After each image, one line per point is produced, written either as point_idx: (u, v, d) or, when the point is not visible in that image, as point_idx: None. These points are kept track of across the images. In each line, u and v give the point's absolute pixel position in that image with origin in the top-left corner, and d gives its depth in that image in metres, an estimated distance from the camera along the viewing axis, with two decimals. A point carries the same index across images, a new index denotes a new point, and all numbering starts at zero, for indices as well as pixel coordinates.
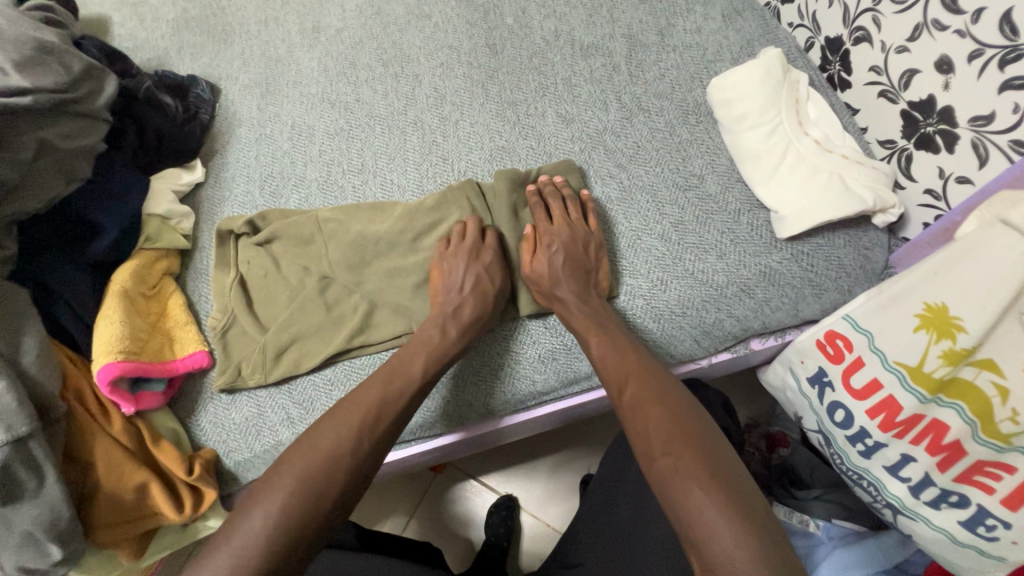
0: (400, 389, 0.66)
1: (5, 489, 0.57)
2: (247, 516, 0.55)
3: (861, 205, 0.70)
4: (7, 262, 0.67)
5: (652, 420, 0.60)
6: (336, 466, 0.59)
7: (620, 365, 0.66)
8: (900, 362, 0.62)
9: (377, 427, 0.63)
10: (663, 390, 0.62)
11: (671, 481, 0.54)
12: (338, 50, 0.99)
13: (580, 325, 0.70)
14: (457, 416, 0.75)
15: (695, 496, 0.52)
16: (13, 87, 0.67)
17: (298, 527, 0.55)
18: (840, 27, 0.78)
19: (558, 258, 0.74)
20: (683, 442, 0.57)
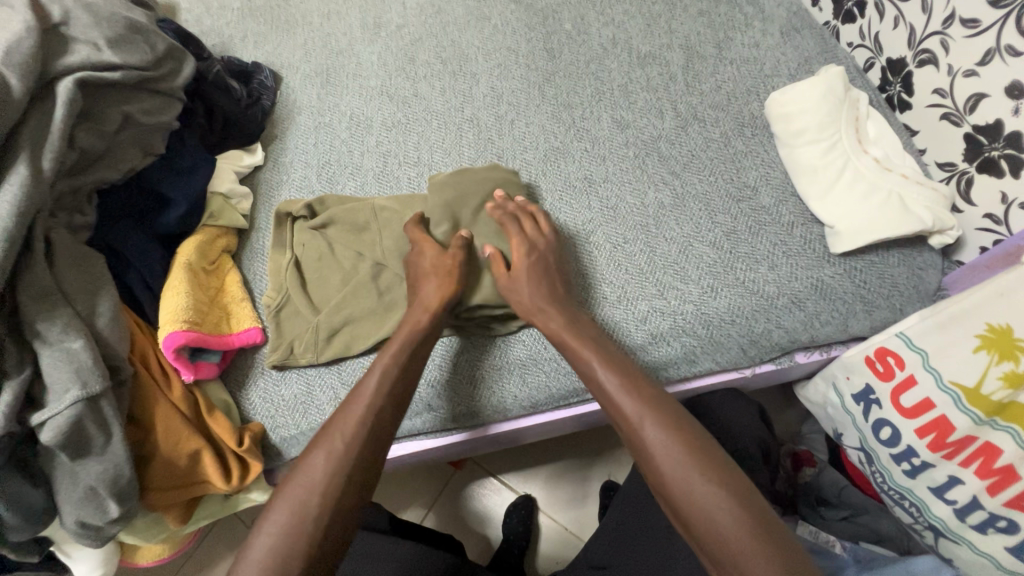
0: (361, 390, 0.65)
1: (76, 443, 0.59)
2: (246, 554, 0.56)
3: (920, 225, 0.70)
4: (86, 228, 0.70)
5: (695, 459, 0.58)
6: (324, 469, 0.60)
7: (637, 400, 0.62)
8: (956, 383, 0.63)
9: (362, 419, 0.63)
10: (681, 420, 0.61)
11: (712, 518, 0.55)
12: (398, 45, 1.01)
13: (581, 351, 0.67)
14: (461, 401, 0.76)
15: (706, 505, 0.55)
16: (106, 63, 0.70)
17: (296, 553, 0.55)
18: (904, 49, 0.79)
19: (535, 271, 0.73)
20: (719, 476, 0.57)
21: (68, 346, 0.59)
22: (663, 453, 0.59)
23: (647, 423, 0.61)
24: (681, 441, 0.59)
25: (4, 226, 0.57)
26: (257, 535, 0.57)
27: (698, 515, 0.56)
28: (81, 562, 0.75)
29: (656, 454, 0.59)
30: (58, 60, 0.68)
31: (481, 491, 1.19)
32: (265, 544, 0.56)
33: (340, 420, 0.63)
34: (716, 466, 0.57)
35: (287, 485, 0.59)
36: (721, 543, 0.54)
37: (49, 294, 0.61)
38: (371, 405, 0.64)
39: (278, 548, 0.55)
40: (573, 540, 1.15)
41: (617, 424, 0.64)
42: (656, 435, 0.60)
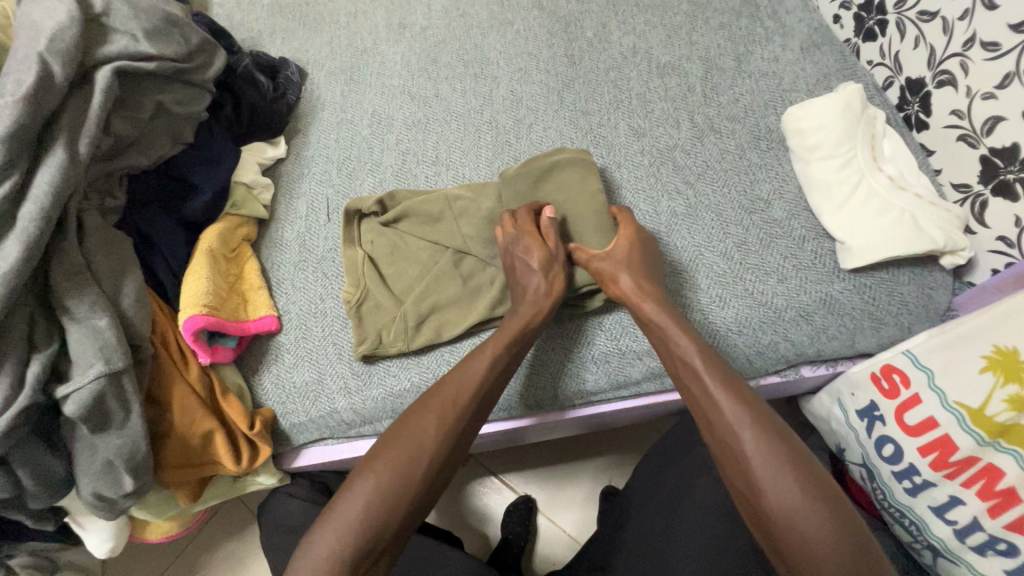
0: (473, 368, 0.67)
1: (97, 418, 0.62)
2: (344, 500, 0.59)
3: (931, 244, 0.71)
4: (115, 210, 0.73)
5: (792, 470, 0.55)
6: (423, 443, 0.61)
7: (732, 397, 0.60)
8: (961, 404, 0.64)
9: (461, 397, 0.65)
10: (776, 423, 0.59)
11: (800, 523, 0.53)
12: (422, 47, 1.03)
13: (678, 342, 0.66)
14: (551, 379, 0.77)
15: (802, 516, 0.53)
16: (142, 53, 0.73)
17: (392, 514, 0.58)
18: (923, 69, 0.79)
19: (637, 251, 0.75)
20: (818, 492, 0.54)
21: (93, 324, 0.62)
22: (755, 457, 0.56)
23: (743, 422, 0.58)
24: (775, 444, 0.57)
25: (41, 206, 0.60)
26: (354, 487, 0.59)
27: (786, 520, 0.54)
28: (93, 533, 0.77)
29: (747, 453, 0.57)
30: (98, 49, 0.70)
31: (482, 490, 1.20)
32: (367, 499, 0.58)
33: (449, 396, 0.65)
34: (810, 473, 0.55)
35: (392, 448, 0.61)
36: (806, 548, 0.52)
37: (78, 273, 0.63)
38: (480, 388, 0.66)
39: (381, 505, 0.58)
40: (571, 542, 1.15)
41: (705, 421, 0.62)
42: (751, 436, 0.58)
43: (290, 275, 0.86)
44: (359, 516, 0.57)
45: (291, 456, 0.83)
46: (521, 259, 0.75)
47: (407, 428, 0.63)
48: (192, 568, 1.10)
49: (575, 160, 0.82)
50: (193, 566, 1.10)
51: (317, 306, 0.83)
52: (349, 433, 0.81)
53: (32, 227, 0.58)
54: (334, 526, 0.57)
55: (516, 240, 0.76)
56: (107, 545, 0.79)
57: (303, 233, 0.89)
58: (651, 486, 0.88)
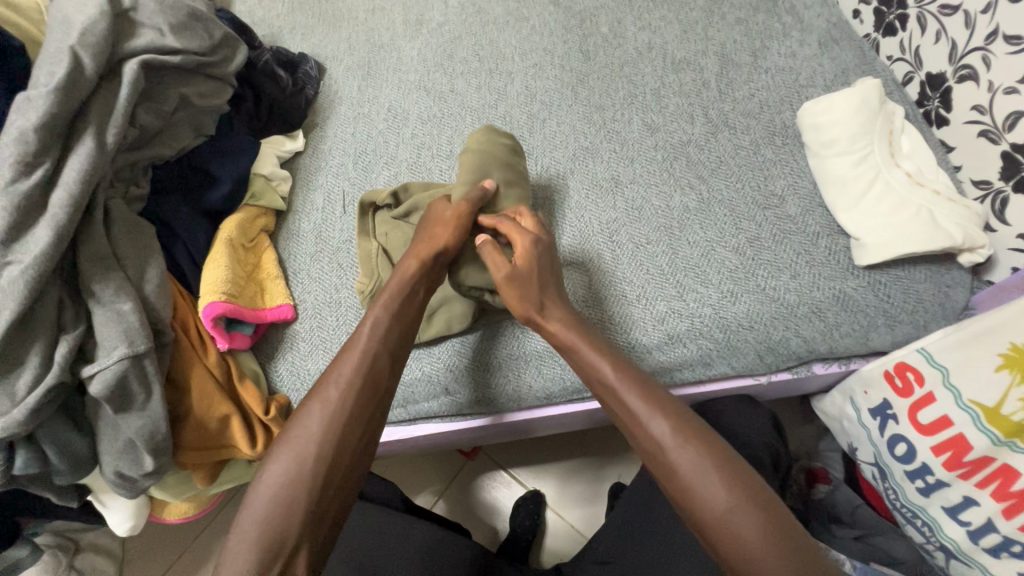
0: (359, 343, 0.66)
1: (120, 398, 0.64)
2: (248, 508, 0.57)
3: (949, 241, 0.70)
4: (140, 199, 0.75)
5: (710, 459, 0.57)
6: (313, 432, 0.60)
7: (651, 406, 0.61)
8: (976, 402, 0.63)
9: (348, 385, 0.63)
10: (698, 426, 0.59)
11: (731, 525, 0.54)
12: (438, 42, 1.05)
13: (590, 357, 0.65)
14: (479, 384, 0.79)
15: (725, 505, 0.54)
16: (168, 47, 0.75)
17: (296, 505, 0.56)
18: (944, 65, 0.78)
19: (537, 263, 0.71)
20: (733, 477, 0.56)
21: (118, 308, 0.64)
22: (674, 454, 0.58)
23: (663, 431, 0.59)
24: (698, 447, 0.57)
25: (71, 193, 0.62)
26: (252, 502, 0.57)
27: (722, 525, 0.54)
28: (115, 512, 0.80)
29: (670, 453, 0.58)
30: (126, 43, 0.73)
31: (491, 483, 1.21)
32: (269, 503, 0.56)
33: (338, 385, 0.63)
34: (734, 472, 0.56)
35: (287, 448, 0.59)
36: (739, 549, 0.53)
37: (104, 258, 0.66)
38: (369, 369, 0.65)
39: (283, 499, 0.56)
40: (578, 537, 1.16)
41: (632, 432, 0.62)
42: (673, 442, 0.58)
43: (306, 266, 0.88)
44: (265, 515, 0.55)
45: None
46: (442, 218, 0.75)
47: (299, 420, 0.61)
48: (208, 552, 1.12)
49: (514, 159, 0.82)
50: (209, 550, 1.12)
51: (332, 296, 0.85)
52: None
53: (62, 213, 0.61)
54: (242, 533, 0.55)
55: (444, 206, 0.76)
56: (128, 524, 0.81)
57: (319, 224, 0.91)
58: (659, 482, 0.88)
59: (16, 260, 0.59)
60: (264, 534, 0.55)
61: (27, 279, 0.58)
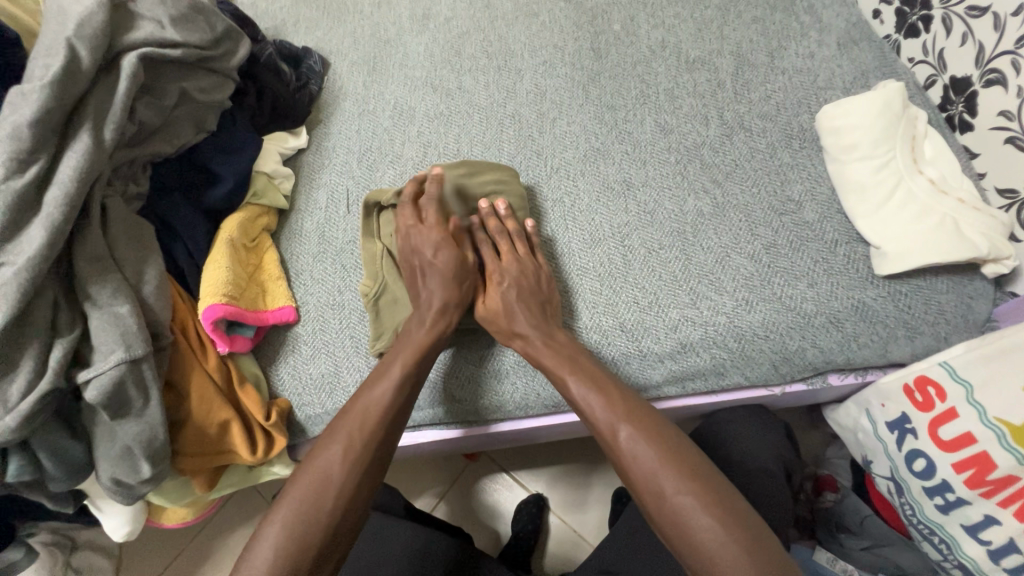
0: (378, 392, 0.65)
1: (117, 404, 0.62)
2: (258, 544, 0.56)
3: (974, 251, 0.67)
4: (139, 197, 0.73)
5: (666, 460, 0.57)
6: (332, 477, 0.59)
7: (609, 408, 0.61)
8: (1002, 419, 0.61)
9: (367, 429, 0.62)
10: (658, 426, 0.60)
11: (690, 525, 0.53)
12: (445, 38, 1.02)
13: (556, 365, 0.66)
14: (461, 395, 0.76)
15: (683, 507, 0.54)
16: (168, 40, 0.73)
17: (312, 542, 0.56)
18: (971, 68, 0.76)
19: (509, 296, 0.72)
20: (690, 479, 0.56)
21: (116, 311, 0.62)
22: (633, 459, 0.58)
23: (621, 432, 0.60)
24: (655, 447, 0.58)
25: (67, 191, 0.60)
26: (262, 544, 0.55)
27: (683, 526, 0.54)
28: (111, 517, 0.78)
29: (629, 459, 0.58)
30: (125, 35, 0.70)
31: (493, 486, 1.19)
32: (279, 537, 0.55)
33: (355, 424, 0.62)
34: (692, 472, 0.56)
35: (299, 487, 0.58)
36: (700, 551, 0.52)
37: (101, 259, 0.64)
38: (386, 411, 0.64)
39: (295, 534, 0.55)
40: (581, 542, 1.14)
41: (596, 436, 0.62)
42: (631, 442, 0.58)
43: (309, 267, 0.86)
44: (276, 557, 0.54)
45: (305, 448, 0.83)
46: (420, 257, 0.75)
47: (313, 460, 0.60)
48: (204, 554, 1.11)
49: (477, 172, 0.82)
50: (206, 552, 1.11)
51: (335, 298, 0.83)
52: None
53: (57, 212, 0.59)
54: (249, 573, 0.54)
55: (418, 241, 0.76)
56: (125, 529, 0.79)
57: (322, 224, 0.88)
58: None
59: (9, 261, 0.57)
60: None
61: (21, 281, 0.56)
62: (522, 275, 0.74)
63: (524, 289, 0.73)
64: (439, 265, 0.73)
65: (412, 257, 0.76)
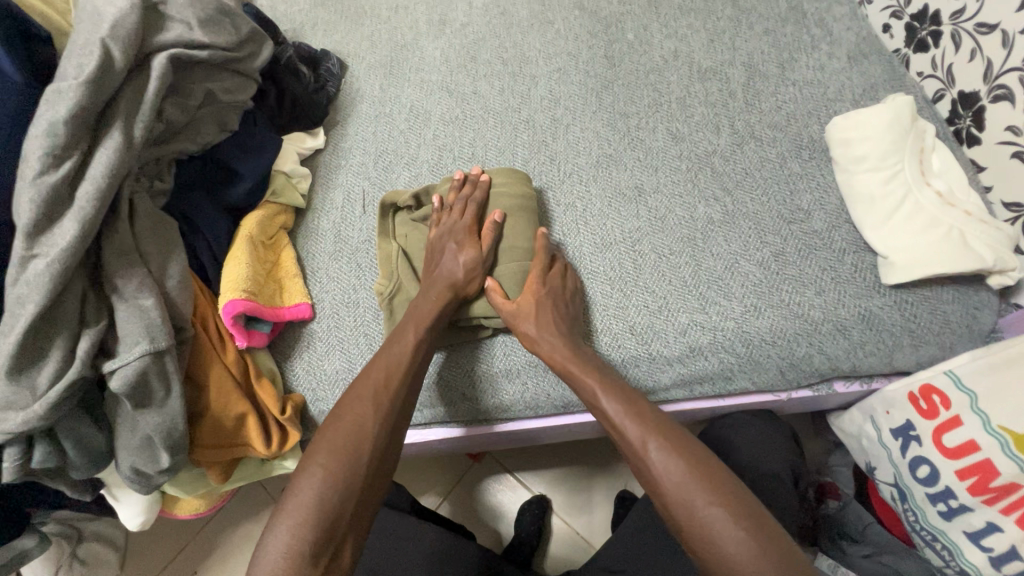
0: (397, 353, 0.68)
1: (139, 395, 0.63)
2: (293, 496, 0.57)
3: (980, 263, 0.69)
4: (163, 193, 0.75)
5: (700, 478, 0.56)
6: (364, 431, 0.61)
7: (639, 425, 0.61)
8: (1005, 428, 0.63)
9: (392, 390, 0.65)
10: (689, 443, 0.60)
11: (720, 540, 0.53)
12: (461, 43, 1.04)
13: (584, 379, 0.67)
14: (460, 392, 0.78)
15: (719, 525, 0.53)
16: (196, 41, 0.75)
17: (349, 496, 0.57)
18: (979, 83, 0.78)
19: (544, 304, 0.72)
20: (726, 497, 0.55)
21: (141, 303, 0.64)
22: (667, 478, 0.57)
23: (651, 447, 0.60)
24: (684, 461, 0.58)
25: (97, 186, 0.62)
26: (297, 493, 0.56)
27: (714, 543, 0.53)
28: (127, 506, 0.80)
29: (661, 478, 0.58)
30: (155, 36, 0.72)
31: (496, 486, 1.21)
32: (318, 485, 0.57)
33: (379, 381, 0.65)
34: (726, 490, 0.56)
35: (333, 437, 0.60)
36: (730, 566, 0.52)
37: (128, 253, 0.65)
38: (408, 371, 0.68)
39: (337, 482, 0.57)
40: (583, 544, 1.15)
41: (626, 452, 0.62)
42: (660, 459, 0.58)
43: (324, 265, 0.87)
44: (312, 507, 0.55)
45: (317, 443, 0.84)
46: (445, 250, 0.78)
47: (344, 413, 0.62)
48: (210, 547, 1.12)
49: (503, 176, 0.84)
50: (212, 545, 1.12)
51: (350, 297, 0.84)
52: None
53: (89, 206, 0.61)
54: (285, 525, 0.55)
55: (451, 231, 0.79)
56: (139, 518, 0.81)
57: (338, 224, 0.90)
58: None
59: (42, 253, 0.59)
60: (307, 527, 0.54)
61: (53, 273, 0.58)
62: (559, 292, 0.75)
63: (556, 304, 0.73)
64: (464, 256, 0.76)
65: (440, 248, 0.78)
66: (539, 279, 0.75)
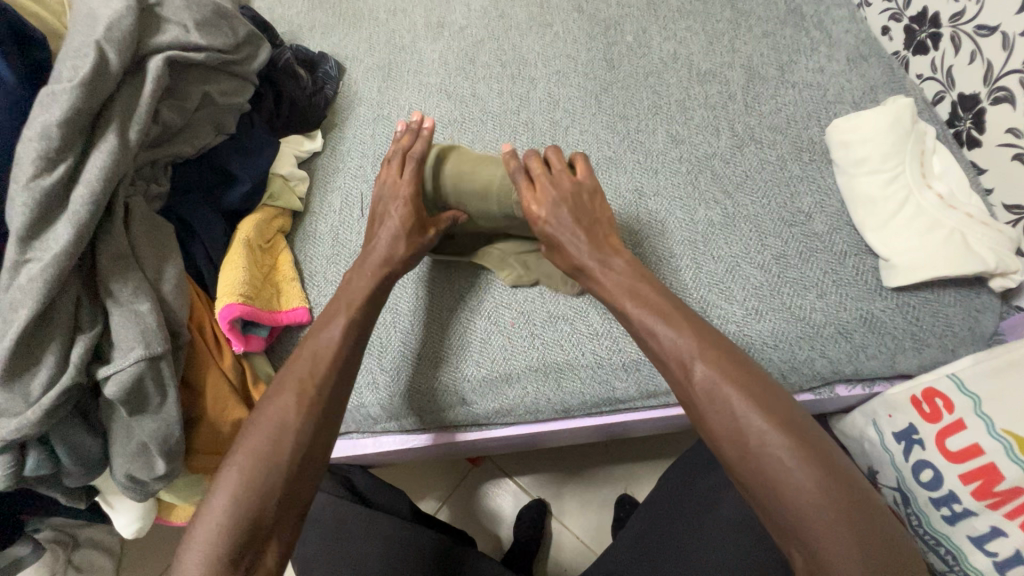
0: (326, 337, 0.64)
1: (135, 401, 0.62)
2: (212, 502, 0.55)
3: (982, 266, 0.69)
4: (159, 196, 0.74)
5: (751, 396, 0.53)
6: (283, 425, 0.58)
7: (686, 344, 0.58)
8: (1009, 431, 0.62)
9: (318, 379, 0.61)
10: (739, 360, 0.56)
11: (773, 461, 0.50)
12: (459, 46, 1.03)
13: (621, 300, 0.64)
14: (458, 396, 0.77)
15: (773, 443, 0.51)
16: (192, 44, 0.74)
17: (267, 498, 0.55)
18: (979, 85, 0.77)
19: (563, 210, 0.68)
20: (780, 416, 0.52)
21: (136, 308, 0.63)
22: (716, 393, 0.55)
23: (697, 365, 0.56)
24: (734, 380, 0.55)
25: (93, 189, 0.61)
26: (214, 499, 0.55)
27: (762, 461, 0.51)
28: (122, 514, 0.79)
29: (710, 395, 0.55)
30: (152, 39, 0.71)
31: (495, 491, 1.20)
32: (233, 488, 0.55)
33: (306, 369, 0.62)
34: (780, 409, 0.53)
35: (254, 434, 0.58)
36: (781, 486, 0.50)
37: (123, 257, 0.65)
38: (337, 358, 0.63)
39: (250, 483, 0.55)
40: (584, 549, 1.14)
41: (666, 369, 0.59)
42: (709, 378, 0.55)
43: (322, 269, 0.86)
44: (226, 512, 0.54)
45: None
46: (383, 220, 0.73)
47: (266, 409, 0.59)
48: None
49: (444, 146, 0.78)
50: None
51: None
52: (375, 429, 0.80)
53: (83, 210, 0.60)
54: (203, 531, 0.54)
55: (387, 195, 0.74)
56: (134, 526, 0.80)
57: (336, 227, 0.89)
58: (676, 502, 0.86)
59: (35, 258, 0.58)
60: (220, 535, 0.53)
61: (47, 277, 0.57)
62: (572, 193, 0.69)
63: (573, 207, 0.68)
64: (399, 222, 0.71)
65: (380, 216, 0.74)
66: (545, 183, 0.69)
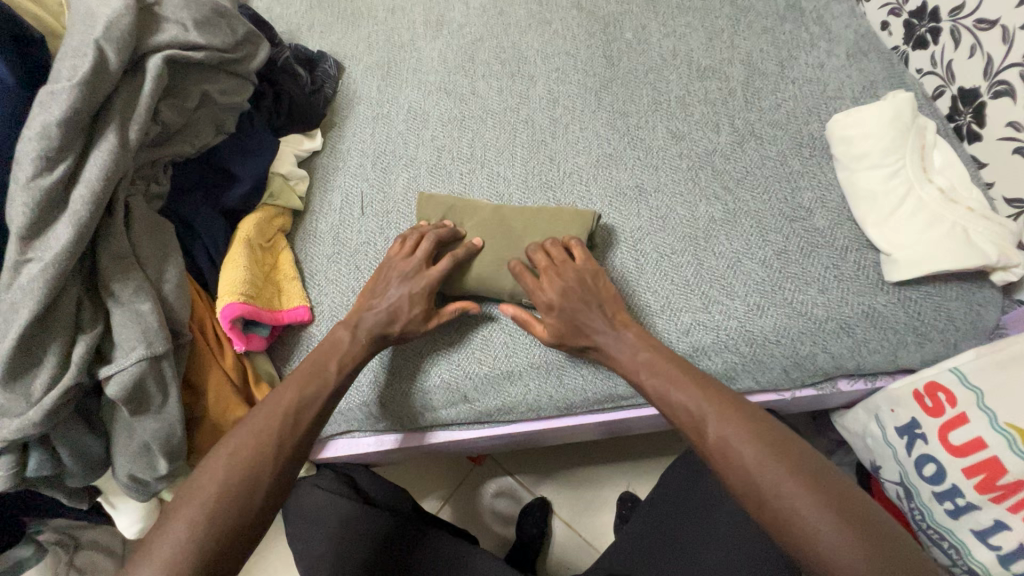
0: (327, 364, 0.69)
1: (137, 401, 0.62)
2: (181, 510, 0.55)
3: (984, 259, 0.69)
4: (159, 196, 0.74)
5: (764, 448, 0.57)
6: (268, 441, 0.61)
7: (699, 401, 0.62)
8: (1011, 424, 0.63)
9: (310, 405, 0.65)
10: (750, 414, 0.60)
11: (795, 510, 0.53)
12: (459, 44, 1.03)
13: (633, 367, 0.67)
14: (461, 394, 0.77)
15: (791, 492, 0.53)
16: (192, 43, 0.74)
17: (243, 508, 0.57)
18: (979, 79, 0.77)
19: (573, 296, 0.71)
20: (794, 466, 0.55)
21: (137, 308, 0.63)
22: (734, 448, 0.58)
23: (711, 421, 0.60)
24: (749, 433, 0.58)
25: (93, 189, 0.61)
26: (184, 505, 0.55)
27: (782, 511, 0.53)
28: (125, 514, 0.79)
29: (726, 450, 0.58)
30: (151, 38, 0.71)
31: (497, 489, 1.19)
32: (209, 497, 0.56)
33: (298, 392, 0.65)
34: (794, 458, 0.56)
35: (236, 446, 0.60)
36: (807, 537, 0.52)
37: (124, 257, 0.65)
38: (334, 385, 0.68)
39: (227, 493, 0.57)
40: (586, 546, 1.14)
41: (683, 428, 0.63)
42: (723, 435, 0.59)
43: (323, 268, 0.86)
44: (200, 520, 0.54)
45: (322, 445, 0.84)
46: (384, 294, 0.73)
47: (251, 423, 0.62)
48: None
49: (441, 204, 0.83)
50: None
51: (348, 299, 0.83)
52: (378, 426, 0.81)
53: (84, 209, 0.60)
54: (171, 538, 0.53)
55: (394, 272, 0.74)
56: (136, 526, 0.80)
57: (336, 226, 0.89)
58: (679, 499, 0.86)
59: (36, 257, 0.58)
60: (189, 543, 0.53)
61: (48, 277, 0.57)
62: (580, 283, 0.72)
63: (582, 295, 0.71)
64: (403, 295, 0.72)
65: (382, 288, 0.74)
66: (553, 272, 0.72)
